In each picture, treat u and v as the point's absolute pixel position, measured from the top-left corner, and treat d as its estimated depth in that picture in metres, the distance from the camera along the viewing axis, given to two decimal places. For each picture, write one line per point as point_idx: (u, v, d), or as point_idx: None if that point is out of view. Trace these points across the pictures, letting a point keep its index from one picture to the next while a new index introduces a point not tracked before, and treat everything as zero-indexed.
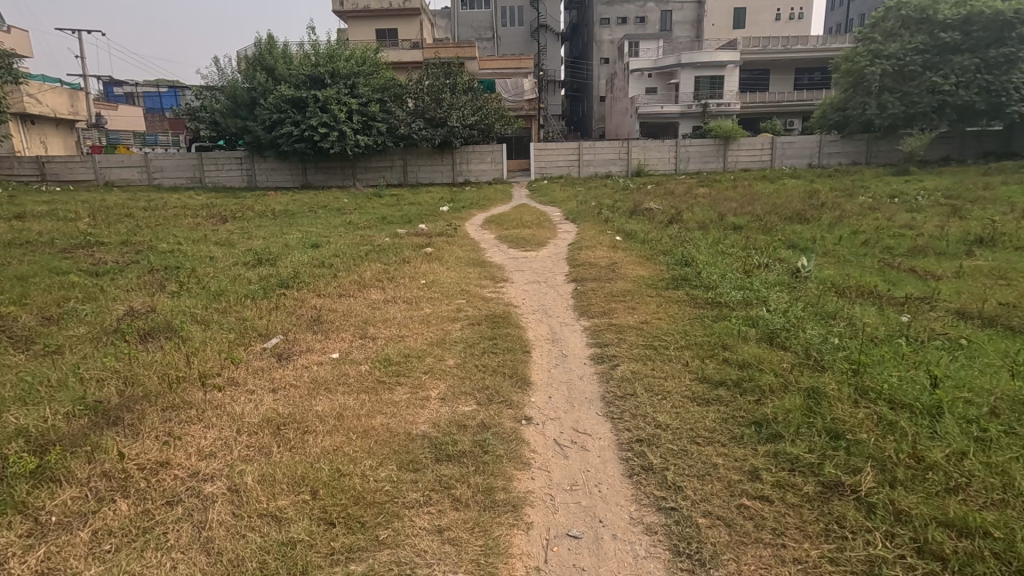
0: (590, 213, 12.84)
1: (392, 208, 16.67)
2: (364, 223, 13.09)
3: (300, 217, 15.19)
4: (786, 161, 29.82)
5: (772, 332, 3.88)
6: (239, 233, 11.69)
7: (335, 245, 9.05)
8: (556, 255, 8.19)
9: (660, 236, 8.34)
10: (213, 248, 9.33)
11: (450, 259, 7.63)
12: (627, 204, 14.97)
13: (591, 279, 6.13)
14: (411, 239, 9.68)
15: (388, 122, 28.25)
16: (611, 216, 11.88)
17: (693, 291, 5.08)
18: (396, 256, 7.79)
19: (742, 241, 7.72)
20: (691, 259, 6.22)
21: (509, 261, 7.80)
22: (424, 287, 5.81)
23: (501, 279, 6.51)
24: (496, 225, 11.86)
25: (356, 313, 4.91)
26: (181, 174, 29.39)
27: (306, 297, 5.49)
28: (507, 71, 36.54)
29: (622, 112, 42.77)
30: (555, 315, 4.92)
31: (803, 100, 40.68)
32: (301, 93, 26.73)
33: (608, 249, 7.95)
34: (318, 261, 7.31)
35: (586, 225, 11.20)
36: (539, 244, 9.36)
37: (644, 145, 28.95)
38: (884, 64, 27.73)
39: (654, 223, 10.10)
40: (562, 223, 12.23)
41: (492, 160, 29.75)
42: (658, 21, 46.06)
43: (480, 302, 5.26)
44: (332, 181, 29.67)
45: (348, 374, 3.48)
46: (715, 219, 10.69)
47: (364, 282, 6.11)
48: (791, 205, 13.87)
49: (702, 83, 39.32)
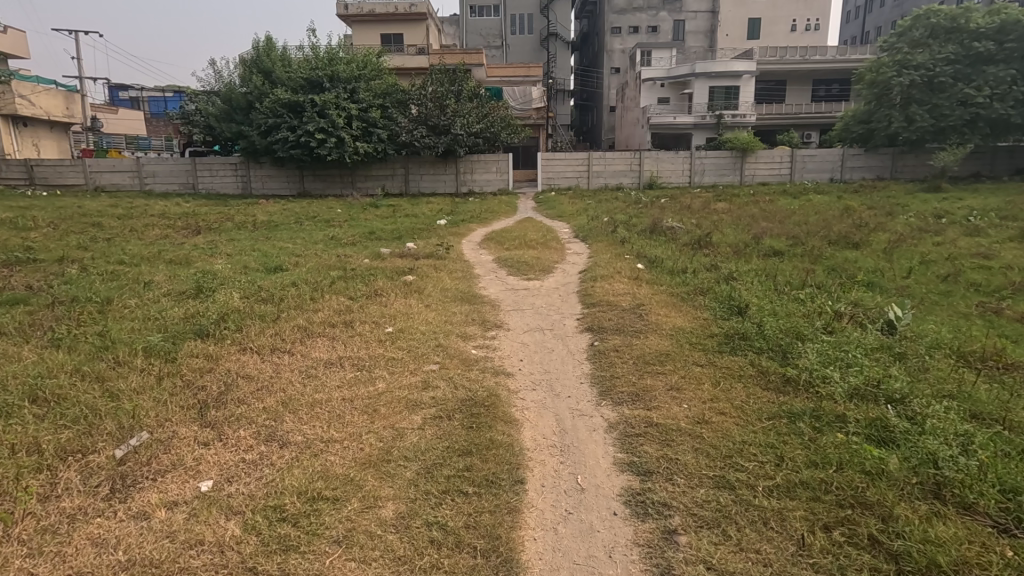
0: (602, 231, 11.41)
1: (386, 221, 15.29)
2: (349, 238, 11.73)
3: (283, 228, 13.84)
4: (807, 175, 28.30)
5: (932, 476, 2.39)
6: (204, 249, 10.30)
7: (302, 269, 7.61)
8: (565, 287, 6.72)
9: (691, 264, 6.88)
10: (162, 269, 7.98)
11: (434, 291, 6.20)
12: (643, 221, 13.49)
13: (610, 328, 4.64)
14: (394, 260, 8.27)
15: (388, 129, 27.02)
16: (627, 235, 10.46)
17: (764, 361, 3.58)
18: (368, 285, 6.35)
19: (797, 275, 6.23)
20: (745, 305, 4.72)
21: (505, 294, 6.31)
22: (388, 338, 4.34)
23: (493, 323, 5.05)
24: (495, 244, 10.43)
25: (279, 388, 3.44)
26: (174, 180, 28.24)
27: (227, 355, 4.05)
28: (515, 79, 35.36)
29: (633, 122, 41.41)
30: (565, 394, 3.44)
31: (821, 112, 39.17)
32: (298, 97, 25.55)
33: (628, 280, 6.47)
34: (267, 293, 5.87)
35: (599, 246, 9.75)
36: (544, 269, 7.90)
37: (657, 157, 27.51)
38: (912, 74, 26.22)
39: (680, 247, 8.65)
40: (572, 242, 10.77)
41: (497, 169, 28.40)
42: (670, 30, 44.81)
43: (458, 367, 3.78)
44: (330, 190, 28.36)
45: (198, 548, 2.03)
46: (749, 242, 9.21)
47: (313, 328, 4.65)
48: (830, 224, 12.33)
49: (717, 93, 37.95)
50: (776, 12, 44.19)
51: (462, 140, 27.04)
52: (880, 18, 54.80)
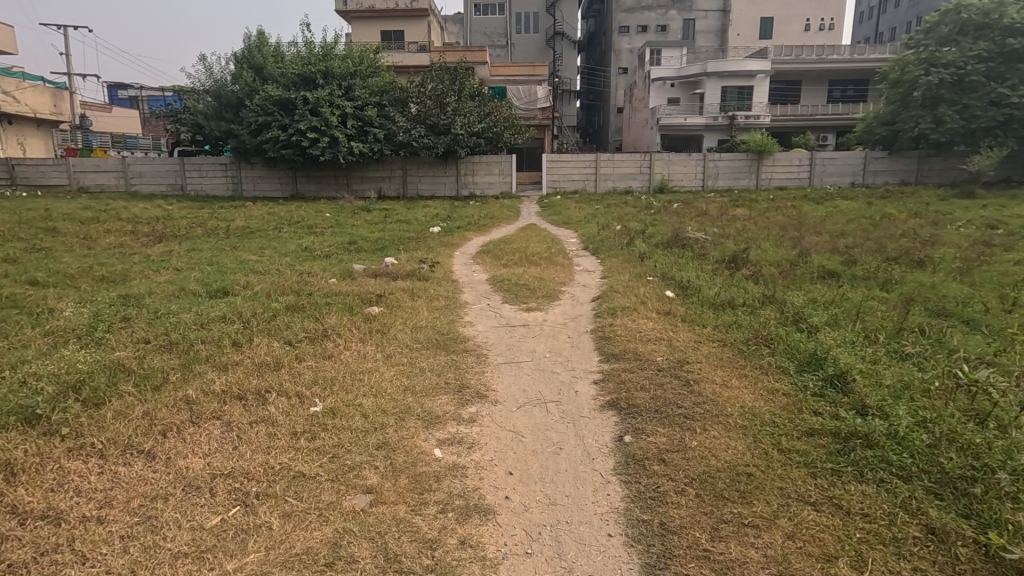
0: (617, 242, 9.89)
1: (373, 228, 13.82)
2: (325, 248, 10.26)
3: (255, 236, 12.36)
4: (827, 179, 26.63)
5: None
6: (154, 262, 8.88)
7: (249, 294, 6.14)
8: (575, 323, 5.22)
9: (735, 294, 5.36)
10: (80, 291, 6.52)
11: (402, 330, 4.71)
12: (661, 230, 11.95)
13: (645, 407, 3.14)
14: (363, 281, 6.79)
15: (385, 128, 25.63)
16: (644, 248, 8.92)
17: (931, 510, 2.11)
18: (316, 321, 4.85)
19: (882, 314, 4.70)
20: (846, 372, 3.22)
21: (496, 335, 4.81)
22: (306, 428, 2.84)
23: (471, 388, 3.55)
24: (491, 258, 8.93)
25: (78, 557, 1.97)
26: (161, 181, 26.90)
27: (44, 460, 2.57)
28: (519, 78, 33.93)
29: (642, 123, 39.86)
30: (584, 575, 1.97)
31: (838, 113, 37.47)
32: (289, 94, 24.17)
33: (657, 317, 4.95)
34: (175, 335, 4.35)
35: (613, 263, 8.22)
36: (548, 294, 6.38)
37: (669, 159, 26.00)
38: (941, 72, 24.53)
39: (714, 267, 7.15)
40: (581, 257, 9.24)
41: (500, 171, 26.88)
42: (680, 30, 43.33)
43: (402, 504, 2.29)
44: (325, 192, 26.96)
45: None
46: (793, 261, 7.66)
47: (203, 401, 3.16)
48: (873, 236, 10.78)
49: (730, 93, 36.40)
50: (790, 11, 42.53)
51: (463, 140, 25.58)
52: (893, 19, 53.13)
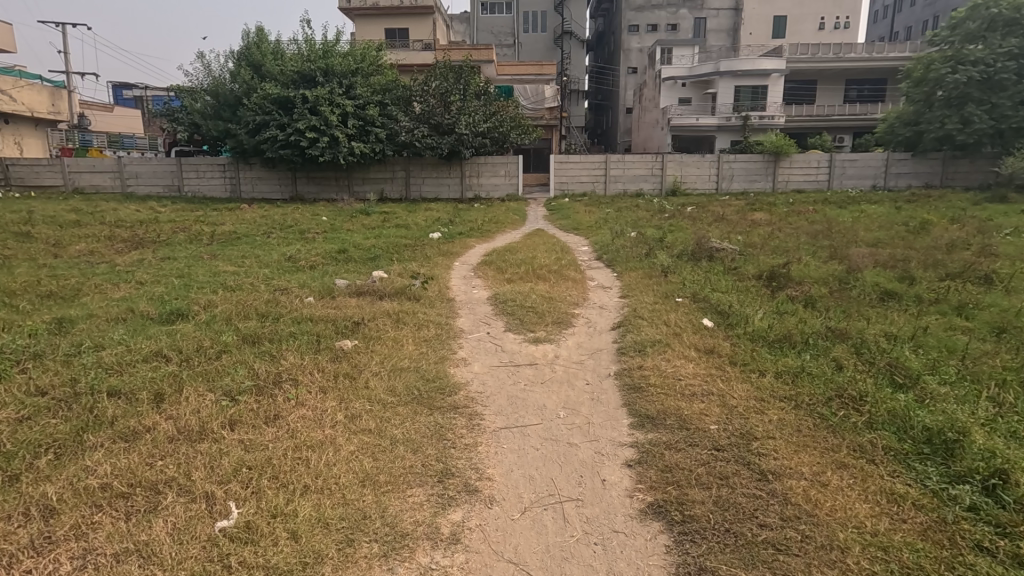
0: (635, 253, 8.88)
1: (369, 233, 12.89)
2: (310, 257, 9.30)
3: (239, 243, 11.43)
4: (847, 182, 25.47)
5: None
6: (118, 274, 7.96)
7: (202, 319, 5.17)
8: (594, 362, 4.21)
9: (792, 327, 4.33)
10: (12, 313, 5.59)
11: (376, 376, 3.72)
12: (681, 238, 10.93)
13: (710, 523, 2.16)
14: (343, 302, 5.82)
15: (388, 128, 24.75)
16: (666, 260, 7.88)
17: None
18: (271, 361, 3.87)
19: (989, 356, 3.68)
20: (1005, 476, 2.22)
21: (495, 382, 3.81)
22: (205, 571, 1.89)
23: (456, 478, 2.57)
24: (493, 271, 7.95)
25: None
26: (157, 181, 26.11)
27: None
28: (526, 77, 32.98)
29: (652, 124, 38.79)
30: None
31: (856, 113, 36.25)
32: (288, 92, 23.28)
33: (698, 359, 3.95)
34: (81, 384, 3.38)
35: (633, 277, 7.21)
36: (559, 320, 5.37)
37: (681, 161, 24.95)
38: (970, 70, 23.33)
39: (753, 287, 6.10)
40: (595, 270, 8.23)
41: (506, 173, 25.89)
42: (691, 29, 42.29)
43: None
44: (326, 193, 26.09)
45: None
46: (841, 278, 6.62)
47: (69, 509, 2.20)
48: (916, 246, 9.71)
49: (743, 93, 35.30)
50: (804, 9, 41.35)
51: (468, 140, 24.61)
52: (909, 18, 51.78)
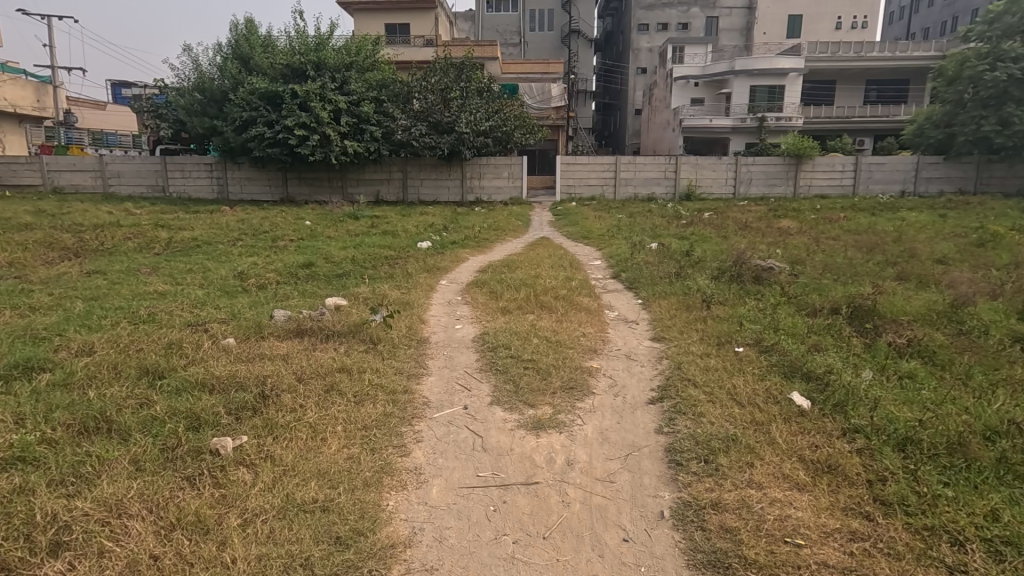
0: (662, 271, 7.21)
1: (349, 242, 11.28)
2: (266, 273, 7.68)
3: (194, 253, 9.84)
4: (874, 186, 23.65)
5: None
6: (16, 295, 6.37)
7: (49, 381, 3.53)
8: (628, 482, 2.55)
9: (954, 423, 2.67)
10: None
11: (246, 528, 2.08)
12: (711, 252, 9.24)
13: None
14: (271, 348, 4.19)
15: (383, 126, 23.17)
16: (704, 285, 6.19)
17: None
18: (77, 489, 2.25)
19: None
20: None
21: (462, 536, 2.17)
22: None
23: None
24: (486, 295, 6.30)
25: None
26: (141, 181, 24.65)
27: None
28: (531, 76, 31.45)
29: (662, 125, 37.09)
30: None
31: (878, 115, 34.46)
32: (277, 87, 21.78)
33: (816, 495, 2.29)
34: None
35: (665, 308, 5.55)
36: (571, 381, 3.71)
37: (696, 163, 23.24)
38: (1010, 67, 21.57)
39: (841, 334, 4.41)
40: (613, 295, 6.56)
41: (509, 175, 24.30)
42: (703, 28, 40.68)
43: None
44: (318, 196, 24.59)
45: None
46: (950, 315, 4.90)
47: None
48: (999, 266, 7.99)
49: (759, 93, 33.57)
50: (822, 7, 39.59)
51: (468, 140, 23.01)
52: (927, 19, 49.89)
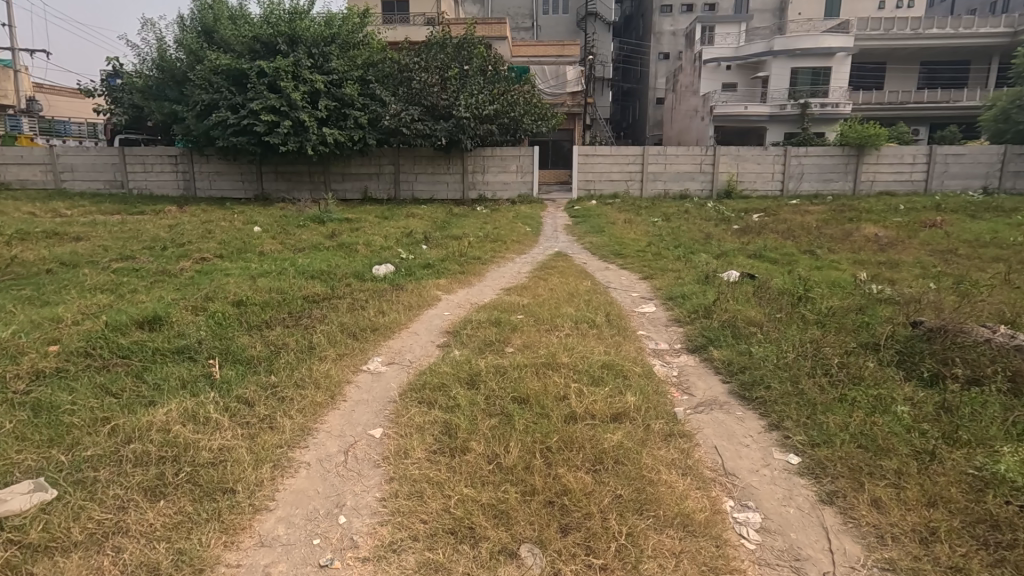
0: (807, 361, 3.56)
1: (281, 263, 7.81)
2: (50, 344, 4.17)
3: (16, 287, 6.36)
4: (950, 182, 19.53)
5: None
6: None
7: None
8: None
9: None
10: None
11: None
12: (841, 297, 5.54)
13: None
14: None
15: (370, 111, 19.60)
16: (963, 438, 2.55)
17: None
18: None
19: None
20: None
21: None
22: None
23: None
24: (432, 440, 2.72)
25: None
26: (97, 175, 21.39)
27: None
28: (544, 58, 27.85)
29: (689, 113, 33.12)
30: None
31: (937, 100, 30.06)
32: (241, 64, 18.15)
33: None
34: None
35: (915, 543, 1.98)
36: None
37: (738, 153, 19.34)
38: None
39: None
40: (721, 427, 2.97)
41: (518, 168, 20.72)
42: (732, 8, 36.58)
43: None
44: (296, 192, 21.14)
45: None
46: None
47: None
48: None
49: (802, 76, 29.39)
50: None
51: (469, 127, 19.37)
52: None
